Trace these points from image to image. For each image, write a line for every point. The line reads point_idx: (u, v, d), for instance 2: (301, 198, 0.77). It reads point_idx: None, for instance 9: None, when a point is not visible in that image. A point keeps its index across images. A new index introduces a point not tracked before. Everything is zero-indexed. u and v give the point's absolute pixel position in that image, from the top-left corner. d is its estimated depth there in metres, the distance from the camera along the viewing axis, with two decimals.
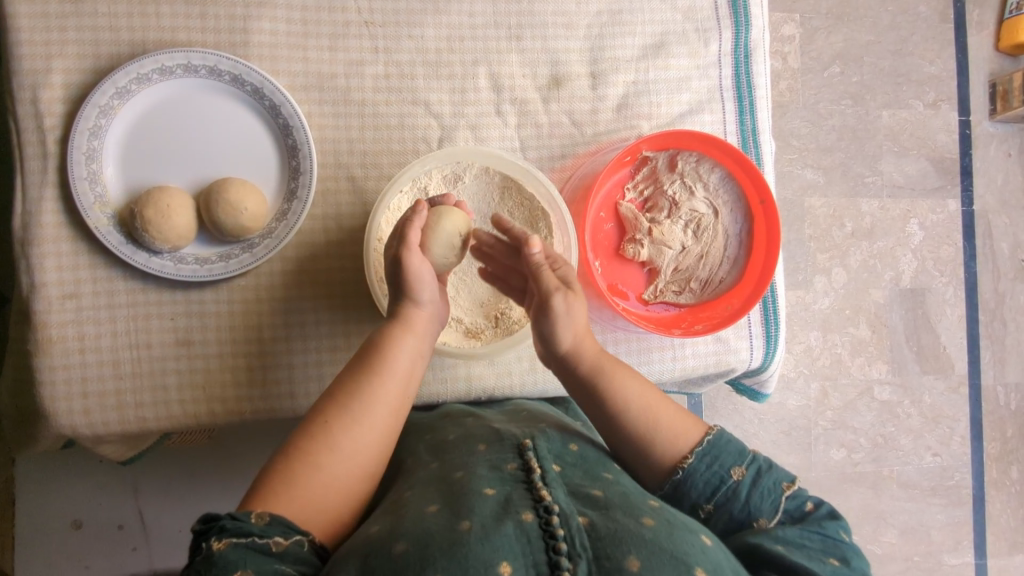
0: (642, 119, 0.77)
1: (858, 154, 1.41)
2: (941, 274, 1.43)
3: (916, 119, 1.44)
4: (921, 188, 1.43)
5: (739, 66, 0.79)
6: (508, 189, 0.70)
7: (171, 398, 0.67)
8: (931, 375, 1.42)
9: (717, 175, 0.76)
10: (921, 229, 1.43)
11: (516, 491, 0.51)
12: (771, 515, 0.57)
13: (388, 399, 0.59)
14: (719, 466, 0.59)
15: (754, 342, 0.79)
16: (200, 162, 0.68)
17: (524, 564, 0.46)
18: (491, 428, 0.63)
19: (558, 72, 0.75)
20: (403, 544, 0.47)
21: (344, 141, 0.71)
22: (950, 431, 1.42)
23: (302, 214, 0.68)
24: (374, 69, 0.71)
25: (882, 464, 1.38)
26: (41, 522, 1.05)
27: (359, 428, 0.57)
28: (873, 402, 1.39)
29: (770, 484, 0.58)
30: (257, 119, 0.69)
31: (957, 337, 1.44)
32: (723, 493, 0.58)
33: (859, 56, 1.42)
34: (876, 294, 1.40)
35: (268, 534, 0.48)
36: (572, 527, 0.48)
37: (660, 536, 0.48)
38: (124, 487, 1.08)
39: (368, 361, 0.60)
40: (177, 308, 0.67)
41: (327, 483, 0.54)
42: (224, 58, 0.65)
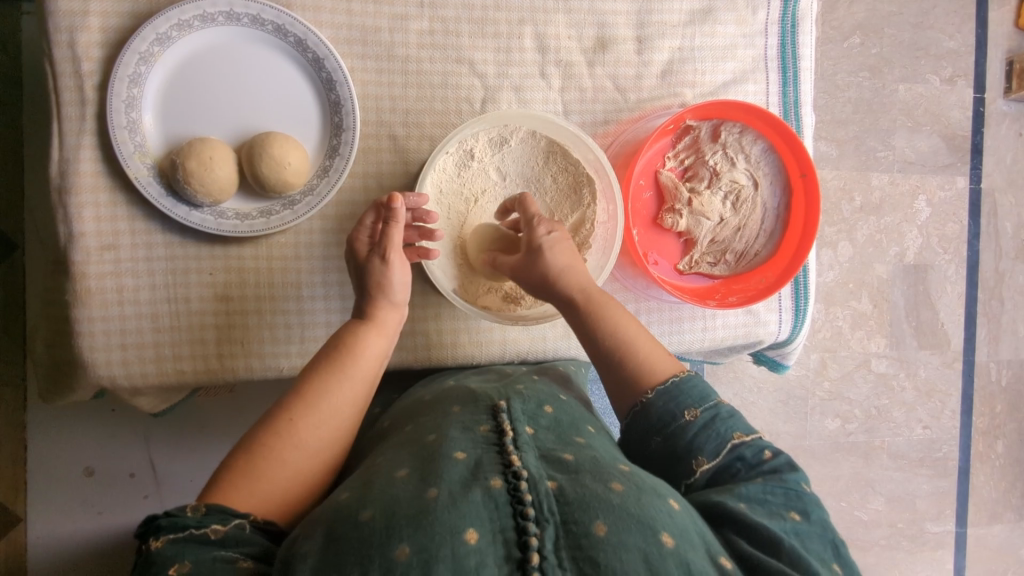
0: (686, 86, 0.76)
1: (872, 128, 1.40)
2: (944, 251, 1.45)
3: (931, 94, 1.43)
4: (931, 165, 1.43)
5: (786, 36, 0.78)
6: (553, 154, 0.69)
7: (208, 352, 0.67)
8: (927, 350, 1.45)
9: (759, 147, 0.75)
10: (928, 206, 1.44)
11: (487, 454, 0.51)
12: (711, 457, 0.56)
13: (349, 393, 0.61)
14: (674, 404, 0.58)
15: (783, 315, 0.80)
16: (241, 114, 0.66)
17: (490, 530, 0.45)
18: (468, 389, 0.65)
19: (604, 34, 0.74)
20: (369, 511, 0.47)
21: (386, 99, 0.69)
22: (941, 405, 1.46)
23: (344, 171, 0.66)
24: (419, 24, 0.70)
25: (874, 435, 1.42)
26: (56, 467, 1.07)
27: (318, 421, 0.59)
28: (870, 374, 1.42)
29: (722, 429, 0.57)
30: (300, 73, 0.67)
31: (955, 314, 1.46)
32: (673, 429, 0.57)
33: (880, 28, 1.40)
34: (880, 269, 1.41)
35: (204, 524, 0.48)
36: (539, 492, 0.47)
37: (629, 501, 0.48)
38: (135, 437, 1.09)
39: (333, 353, 0.62)
40: (218, 262, 0.67)
41: (285, 472, 0.56)
42: (268, 7, 0.64)
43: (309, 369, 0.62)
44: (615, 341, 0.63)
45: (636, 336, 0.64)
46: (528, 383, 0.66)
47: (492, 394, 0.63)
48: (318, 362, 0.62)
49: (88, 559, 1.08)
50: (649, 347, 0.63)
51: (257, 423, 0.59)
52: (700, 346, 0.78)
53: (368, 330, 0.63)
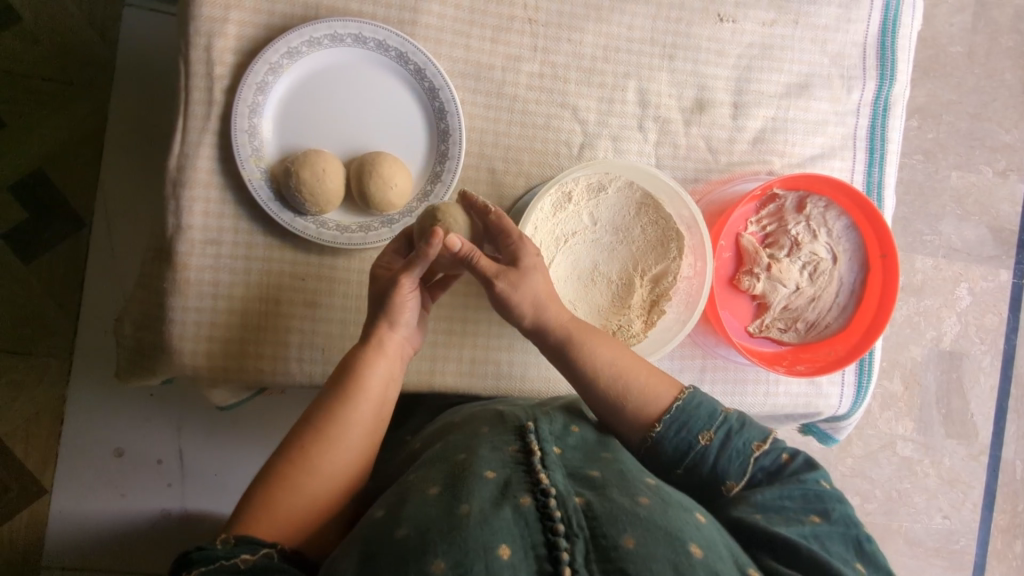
0: (775, 155, 0.78)
1: (921, 210, 1.43)
2: (981, 341, 1.44)
3: (983, 185, 1.45)
4: (977, 254, 1.44)
5: (876, 118, 0.80)
6: (645, 207, 0.70)
7: (290, 354, 0.68)
8: (954, 440, 1.43)
9: (842, 222, 0.77)
10: (970, 294, 1.44)
11: (516, 473, 0.53)
12: (738, 478, 0.59)
13: (361, 415, 0.61)
14: (687, 432, 0.61)
15: (845, 389, 0.80)
16: (353, 132, 0.69)
17: (523, 545, 0.47)
18: (496, 410, 0.65)
19: (702, 97, 0.76)
20: (403, 528, 0.48)
21: (490, 133, 0.72)
22: (963, 496, 1.43)
23: (444, 197, 0.69)
24: (530, 67, 0.72)
25: (892, 518, 1.40)
26: (87, 443, 1.09)
27: (334, 446, 0.59)
28: (894, 457, 1.41)
29: (740, 445, 0.60)
30: (413, 100, 0.70)
31: (986, 406, 1.44)
32: (693, 459, 0.60)
33: (937, 114, 1.44)
34: (914, 351, 1.42)
35: (234, 555, 0.48)
36: (568, 508, 0.49)
37: (655, 512, 0.51)
38: (169, 423, 1.11)
39: (340, 377, 0.62)
40: (311, 269, 0.69)
41: (308, 495, 0.56)
42: (395, 35, 0.67)
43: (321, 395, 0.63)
44: (615, 369, 0.65)
45: (619, 362, 0.65)
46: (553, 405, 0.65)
47: (520, 415, 0.63)
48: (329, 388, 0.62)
49: (108, 538, 1.09)
50: (645, 366, 0.66)
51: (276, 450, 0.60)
52: (760, 410, 0.78)
53: (374, 351, 0.63)
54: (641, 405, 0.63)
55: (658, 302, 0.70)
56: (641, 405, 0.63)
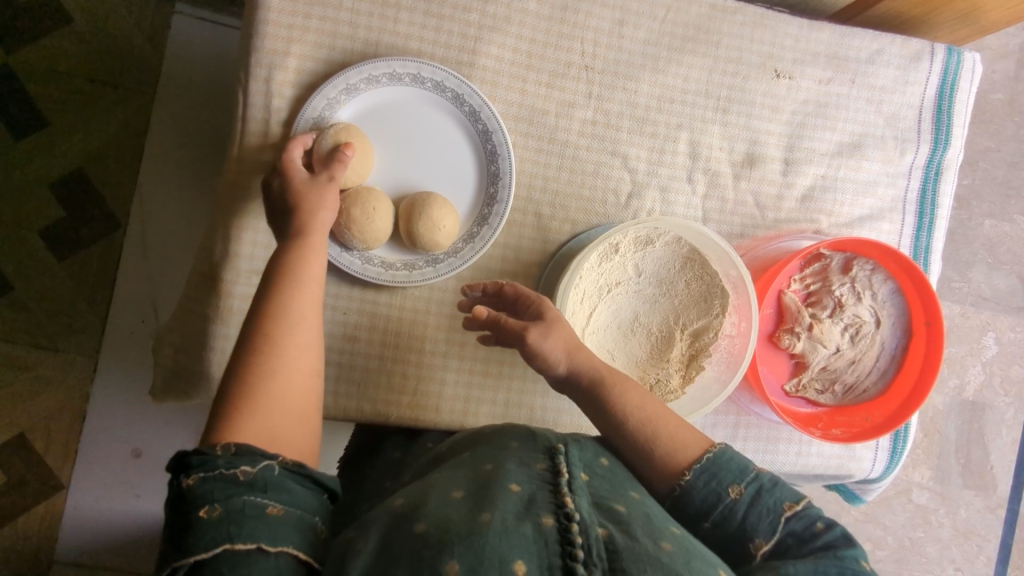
0: (823, 214, 0.77)
1: (951, 258, 1.42)
2: (1005, 393, 1.42)
3: (1017, 235, 1.43)
4: (1006, 305, 1.42)
5: (928, 182, 0.79)
6: (691, 262, 0.70)
7: (325, 388, 0.68)
8: (971, 491, 1.41)
9: (887, 287, 0.76)
10: (996, 344, 1.41)
11: (541, 492, 0.52)
12: (766, 537, 0.55)
13: (300, 305, 0.57)
14: (716, 483, 0.57)
15: (878, 455, 0.79)
16: (404, 169, 0.69)
17: (538, 565, 0.46)
18: (528, 429, 0.64)
19: (753, 151, 0.76)
20: (424, 525, 0.49)
21: (539, 177, 0.72)
22: (976, 549, 1.39)
23: (490, 240, 0.69)
24: (584, 113, 0.72)
25: (903, 567, 1.39)
26: (108, 444, 1.10)
27: (284, 343, 0.55)
28: (909, 504, 1.40)
29: (770, 503, 0.56)
30: (465, 141, 0.70)
31: (1006, 459, 1.42)
32: (721, 513, 0.56)
33: (975, 162, 1.43)
34: (938, 399, 1.40)
35: (234, 465, 0.46)
36: (590, 536, 0.48)
37: (678, 562, 0.48)
38: (187, 428, 1.12)
39: (277, 272, 0.58)
40: (353, 303, 0.69)
41: (278, 400, 0.53)
42: (452, 77, 0.67)
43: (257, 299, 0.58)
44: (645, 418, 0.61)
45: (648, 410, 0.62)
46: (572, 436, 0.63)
47: (551, 437, 0.62)
48: (264, 290, 0.57)
49: (119, 538, 1.10)
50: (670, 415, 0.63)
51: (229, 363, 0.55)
52: (790, 469, 0.77)
53: (304, 243, 0.60)
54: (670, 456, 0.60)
55: (699, 357, 0.69)
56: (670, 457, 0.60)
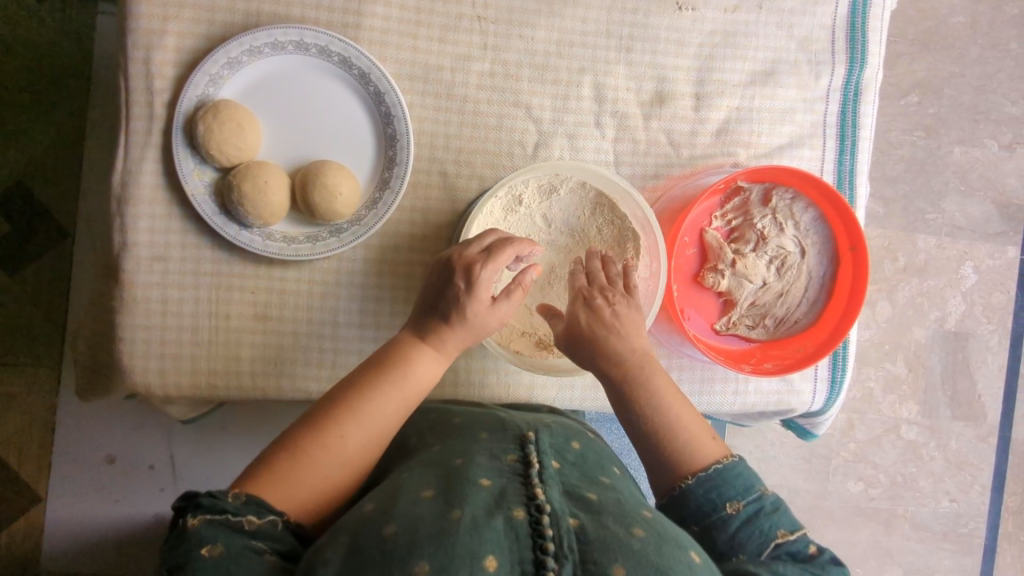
0: (740, 147, 0.75)
1: (923, 188, 1.38)
2: (988, 320, 1.40)
3: (989, 159, 1.40)
4: (982, 232, 1.40)
5: (847, 104, 0.77)
6: (600, 206, 0.68)
7: (242, 368, 0.68)
8: (960, 422, 1.40)
9: (810, 215, 0.74)
10: (975, 273, 1.40)
11: (511, 485, 0.54)
12: (752, 556, 0.55)
13: (389, 402, 0.60)
14: (716, 494, 0.57)
15: (818, 386, 0.78)
16: (299, 140, 0.68)
17: (510, 560, 0.47)
18: (496, 416, 0.67)
19: (662, 88, 0.74)
20: (393, 526, 0.51)
21: (440, 136, 0.70)
22: (971, 480, 1.40)
23: (393, 205, 0.67)
24: (481, 65, 0.70)
25: (898, 503, 1.38)
26: (80, 452, 1.10)
27: (360, 430, 0.58)
28: (898, 440, 1.39)
29: (765, 526, 0.56)
30: (360, 106, 0.68)
31: (994, 387, 1.41)
32: (712, 522, 0.57)
33: (939, 88, 1.39)
34: (919, 332, 1.38)
35: (241, 513, 0.51)
36: (561, 527, 0.50)
37: (649, 548, 0.50)
38: (158, 430, 1.12)
39: (383, 363, 0.61)
40: (260, 282, 0.68)
41: (318, 475, 0.56)
42: (336, 40, 0.65)
43: (360, 367, 0.62)
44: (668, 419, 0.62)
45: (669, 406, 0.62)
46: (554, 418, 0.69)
47: (520, 425, 0.65)
48: (362, 373, 0.61)
49: (102, 542, 1.10)
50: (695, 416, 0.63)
51: (302, 418, 0.59)
52: (729, 409, 0.76)
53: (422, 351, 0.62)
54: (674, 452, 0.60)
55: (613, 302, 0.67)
56: (677, 453, 0.60)
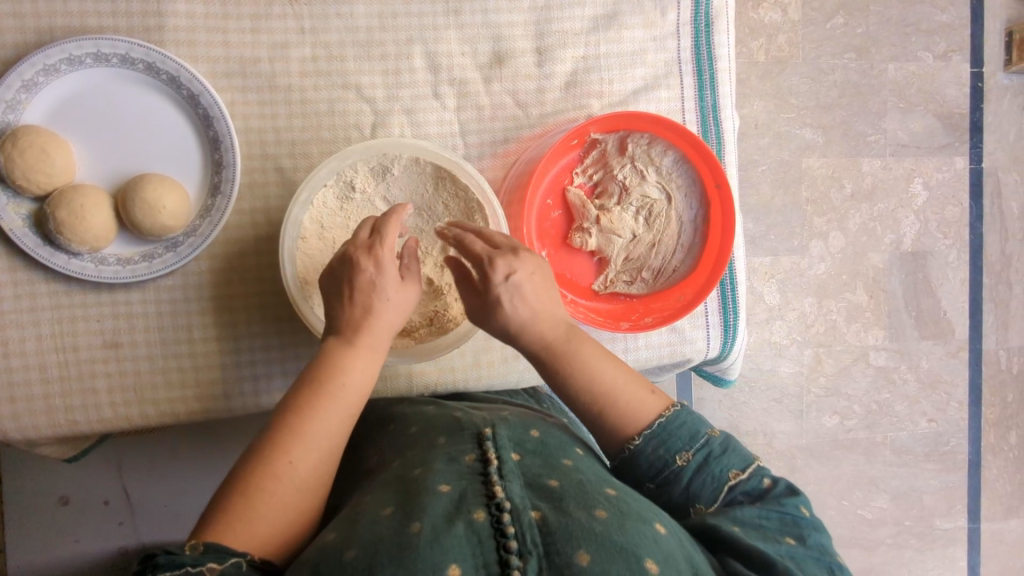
0: (593, 98, 0.72)
1: (861, 111, 1.31)
2: (944, 236, 1.36)
3: (925, 72, 1.33)
4: (927, 146, 1.34)
5: (700, 37, 0.73)
6: (442, 180, 0.65)
7: (101, 400, 0.66)
8: (929, 341, 1.37)
9: (671, 158, 0.71)
10: (925, 189, 1.34)
11: (471, 486, 0.53)
12: (709, 500, 0.59)
13: (330, 416, 0.56)
14: (665, 451, 0.60)
15: (711, 331, 0.76)
16: (118, 156, 0.64)
17: (474, 564, 0.47)
18: (454, 417, 0.66)
19: (500, 48, 0.70)
20: (354, 550, 0.48)
21: (270, 131, 0.67)
22: (947, 397, 1.38)
23: (226, 209, 0.65)
24: (301, 51, 0.67)
25: (876, 431, 1.35)
26: (30, 498, 1.04)
27: (307, 451, 0.55)
28: (868, 368, 1.34)
29: (717, 470, 0.60)
30: (177, 111, 0.65)
31: (959, 302, 1.38)
32: (666, 476, 0.60)
33: (866, 7, 1.30)
34: (875, 258, 1.33)
35: (200, 563, 0.47)
36: (523, 522, 0.49)
37: (612, 527, 0.50)
38: (107, 465, 1.06)
39: (316, 373, 0.57)
40: (104, 308, 0.65)
41: (272, 505, 0.52)
42: (135, 46, 0.61)
43: (292, 387, 0.57)
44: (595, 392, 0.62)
45: (607, 376, 0.62)
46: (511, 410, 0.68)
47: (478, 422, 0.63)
48: (296, 391, 0.57)
49: None
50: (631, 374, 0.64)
51: (244, 455, 0.55)
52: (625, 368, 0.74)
53: (352, 355, 0.57)
54: (620, 420, 0.62)
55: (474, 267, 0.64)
56: (619, 416, 0.62)
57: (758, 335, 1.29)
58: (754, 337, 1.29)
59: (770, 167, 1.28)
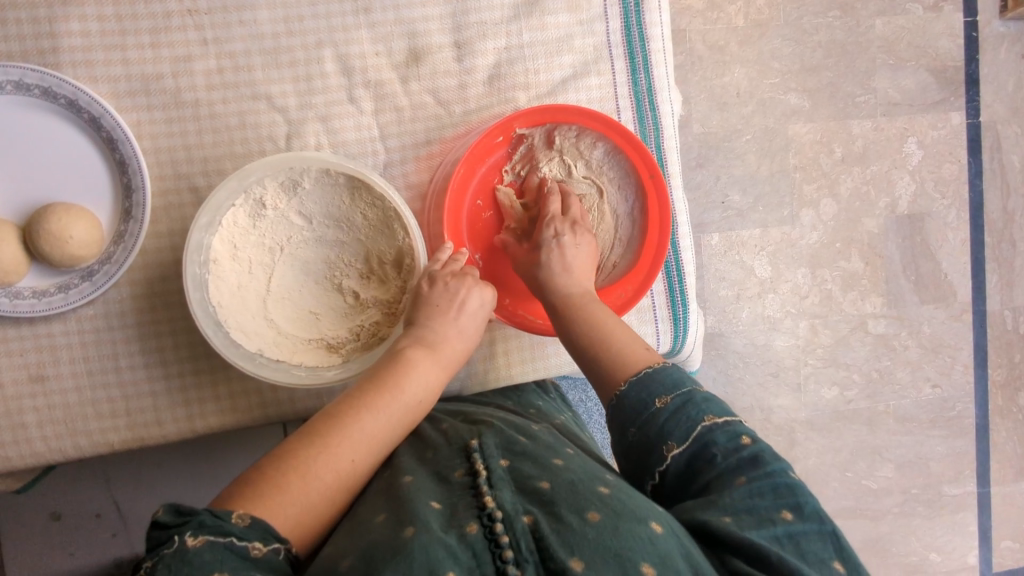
0: (518, 90, 0.69)
1: (847, 71, 1.24)
2: (942, 196, 1.29)
3: (915, 25, 1.25)
4: (920, 103, 1.26)
5: (629, 17, 0.69)
6: (356, 190, 0.62)
7: (32, 435, 0.64)
8: (930, 305, 1.30)
9: (600, 150, 0.69)
10: (920, 148, 1.27)
11: (462, 500, 0.50)
12: (682, 442, 0.54)
13: (393, 423, 0.57)
14: (646, 393, 0.56)
15: (660, 326, 0.73)
16: (24, 187, 0.62)
17: (469, 573, 0.44)
18: (438, 428, 0.62)
19: (416, 45, 0.67)
20: (349, 560, 0.46)
21: (181, 149, 0.65)
22: (951, 362, 1.31)
23: (140, 235, 0.63)
24: (205, 64, 0.64)
25: (877, 400, 1.30)
26: (21, 513, 0.99)
27: (365, 454, 0.55)
28: (867, 337, 1.29)
29: (695, 414, 0.55)
30: (81, 136, 0.63)
31: (960, 263, 1.31)
32: (646, 418, 0.55)
33: None
34: (869, 223, 1.27)
35: (247, 538, 0.45)
36: (515, 530, 0.46)
37: (606, 532, 0.46)
38: (94, 477, 1.00)
39: (385, 375, 0.58)
40: (26, 342, 0.63)
41: (318, 495, 0.52)
42: (28, 71, 0.59)
43: (359, 381, 0.58)
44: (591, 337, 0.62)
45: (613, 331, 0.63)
46: (497, 416, 0.64)
47: (463, 433, 0.60)
48: (366, 386, 0.57)
49: None
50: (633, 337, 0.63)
51: (291, 437, 0.55)
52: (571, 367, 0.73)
53: (423, 363, 0.60)
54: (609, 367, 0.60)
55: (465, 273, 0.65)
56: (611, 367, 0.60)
57: (751, 311, 1.25)
58: (745, 313, 1.24)
59: (755, 136, 1.22)
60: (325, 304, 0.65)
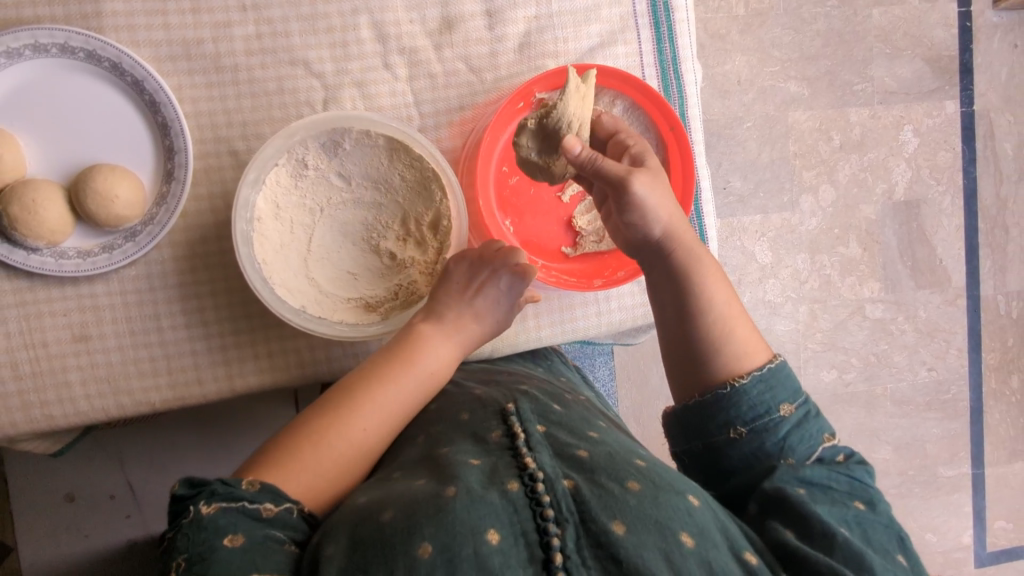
0: (548, 58, 0.71)
1: (846, 59, 1.27)
2: (937, 182, 1.32)
3: (910, 15, 1.28)
4: (916, 91, 1.30)
5: None
6: (395, 152, 0.64)
7: (75, 394, 0.65)
8: (926, 290, 1.33)
9: (619, 107, 0.71)
10: (916, 136, 1.31)
11: (502, 459, 0.52)
12: (801, 459, 0.57)
13: (405, 396, 0.61)
14: (771, 397, 0.59)
15: None
16: (71, 149, 0.63)
17: (512, 531, 0.46)
18: (473, 394, 0.64)
19: (449, 13, 0.69)
20: (390, 512, 0.48)
21: (221, 113, 0.66)
22: (946, 345, 1.35)
23: (183, 196, 0.64)
24: (244, 30, 0.66)
25: (875, 382, 1.33)
26: (38, 492, 0.99)
27: (378, 423, 0.59)
28: (865, 320, 1.32)
29: (814, 430, 0.58)
30: (123, 99, 0.64)
31: (955, 248, 1.34)
32: (766, 423, 0.58)
33: None
34: (867, 209, 1.30)
35: (257, 501, 0.48)
36: (557, 492, 0.48)
37: (646, 501, 0.49)
38: (108, 458, 1.00)
39: (399, 349, 0.62)
40: (70, 303, 0.65)
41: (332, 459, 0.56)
42: (74, 34, 0.60)
43: (375, 355, 0.63)
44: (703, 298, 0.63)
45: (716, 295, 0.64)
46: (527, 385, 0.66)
47: (499, 398, 0.62)
48: (380, 359, 0.61)
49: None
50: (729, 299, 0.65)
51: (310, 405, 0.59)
52: (598, 332, 0.75)
53: (435, 339, 0.64)
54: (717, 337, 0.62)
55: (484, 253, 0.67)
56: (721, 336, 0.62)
57: (752, 295, 1.27)
58: (748, 297, 1.27)
59: (755, 124, 1.25)
60: (365, 266, 0.67)
